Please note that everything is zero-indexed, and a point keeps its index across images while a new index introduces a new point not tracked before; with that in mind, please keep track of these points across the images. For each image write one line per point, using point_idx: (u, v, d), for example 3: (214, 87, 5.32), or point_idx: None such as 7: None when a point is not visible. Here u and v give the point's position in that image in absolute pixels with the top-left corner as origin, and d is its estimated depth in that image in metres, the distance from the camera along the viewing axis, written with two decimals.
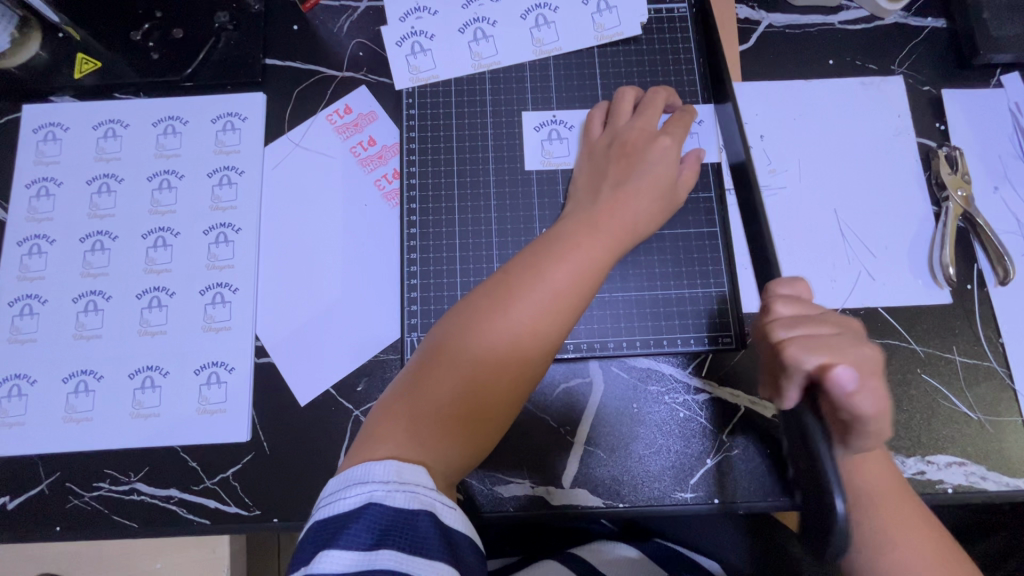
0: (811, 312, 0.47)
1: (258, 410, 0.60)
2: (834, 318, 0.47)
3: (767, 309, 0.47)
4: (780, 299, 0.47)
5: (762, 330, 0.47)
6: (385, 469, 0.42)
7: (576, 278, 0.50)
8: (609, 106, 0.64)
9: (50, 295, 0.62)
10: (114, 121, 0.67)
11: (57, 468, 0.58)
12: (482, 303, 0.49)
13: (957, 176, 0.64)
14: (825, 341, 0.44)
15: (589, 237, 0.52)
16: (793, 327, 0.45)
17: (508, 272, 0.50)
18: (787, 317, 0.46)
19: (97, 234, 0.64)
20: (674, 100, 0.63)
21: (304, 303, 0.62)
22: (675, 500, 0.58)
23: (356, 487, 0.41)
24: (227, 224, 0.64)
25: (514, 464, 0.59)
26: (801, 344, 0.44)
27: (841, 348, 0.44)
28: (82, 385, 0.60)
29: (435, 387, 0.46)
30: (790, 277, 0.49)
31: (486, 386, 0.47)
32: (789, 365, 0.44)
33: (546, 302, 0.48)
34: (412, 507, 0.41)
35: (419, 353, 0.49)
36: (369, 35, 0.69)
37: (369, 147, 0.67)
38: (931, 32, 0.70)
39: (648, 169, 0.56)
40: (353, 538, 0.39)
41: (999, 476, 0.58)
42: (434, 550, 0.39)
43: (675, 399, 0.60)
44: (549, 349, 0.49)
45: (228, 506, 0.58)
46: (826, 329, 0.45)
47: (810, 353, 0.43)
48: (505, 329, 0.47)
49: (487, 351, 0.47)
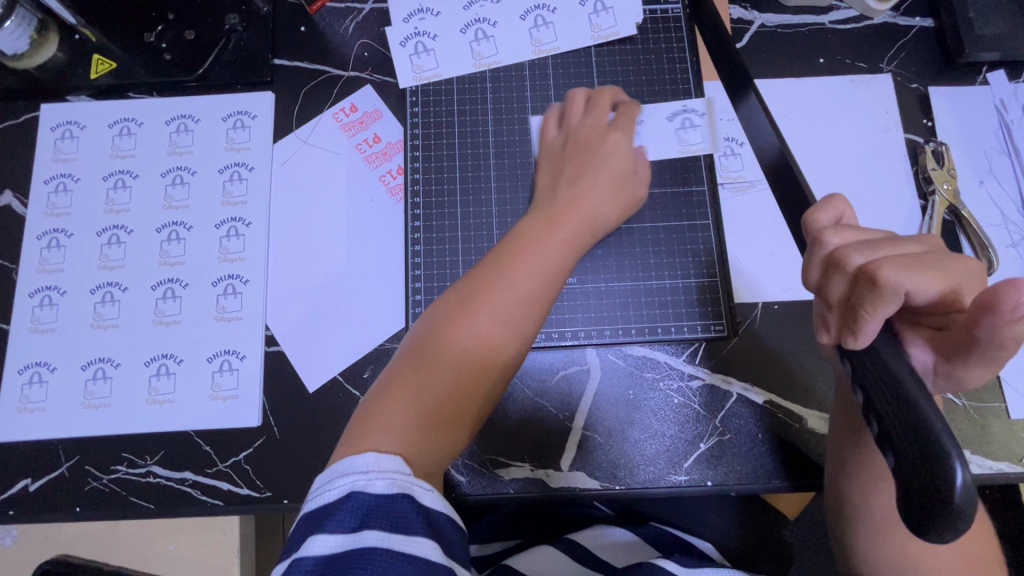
0: (868, 234, 0.45)
1: (269, 396, 0.62)
2: (902, 239, 0.43)
3: (820, 240, 0.45)
4: (832, 228, 0.45)
5: (830, 259, 0.44)
6: (366, 461, 0.43)
7: (538, 269, 0.53)
8: (561, 106, 0.66)
9: (68, 287, 0.65)
10: (129, 119, 0.70)
11: (76, 451, 0.61)
12: (449, 304, 0.51)
13: (943, 170, 0.66)
14: (920, 259, 0.41)
15: (551, 232, 0.55)
16: (873, 251, 0.42)
17: (472, 273, 0.53)
18: (853, 241, 0.44)
19: (113, 228, 0.66)
20: (622, 93, 0.66)
21: (312, 293, 0.65)
22: (669, 482, 0.60)
23: (339, 479, 0.43)
24: (237, 219, 0.67)
25: (514, 447, 0.61)
26: (894, 263, 0.40)
27: (942, 266, 0.41)
28: (100, 373, 0.62)
29: (409, 384, 0.48)
30: (825, 199, 0.47)
31: (458, 379, 0.49)
32: (886, 287, 0.39)
33: (509, 294, 0.51)
34: (392, 491, 0.42)
35: (397, 357, 0.51)
36: (374, 35, 0.71)
37: (374, 144, 0.69)
38: (919, 31, 0.72)
39: (602, 163, 0.60)
40: (339, 523, 0.41)
41: (983, 459, 0.60)
42: (415, 527, 0.41)
43: (670, 385, 0.62)
44: (519, 337, 0.51)
45: (240, 488, 0.60)
46: (910, 249, 0.42)
47: (907, 272, 0.40)
48: (475, 324, 0.50)
49: (459, 346, 0.49)
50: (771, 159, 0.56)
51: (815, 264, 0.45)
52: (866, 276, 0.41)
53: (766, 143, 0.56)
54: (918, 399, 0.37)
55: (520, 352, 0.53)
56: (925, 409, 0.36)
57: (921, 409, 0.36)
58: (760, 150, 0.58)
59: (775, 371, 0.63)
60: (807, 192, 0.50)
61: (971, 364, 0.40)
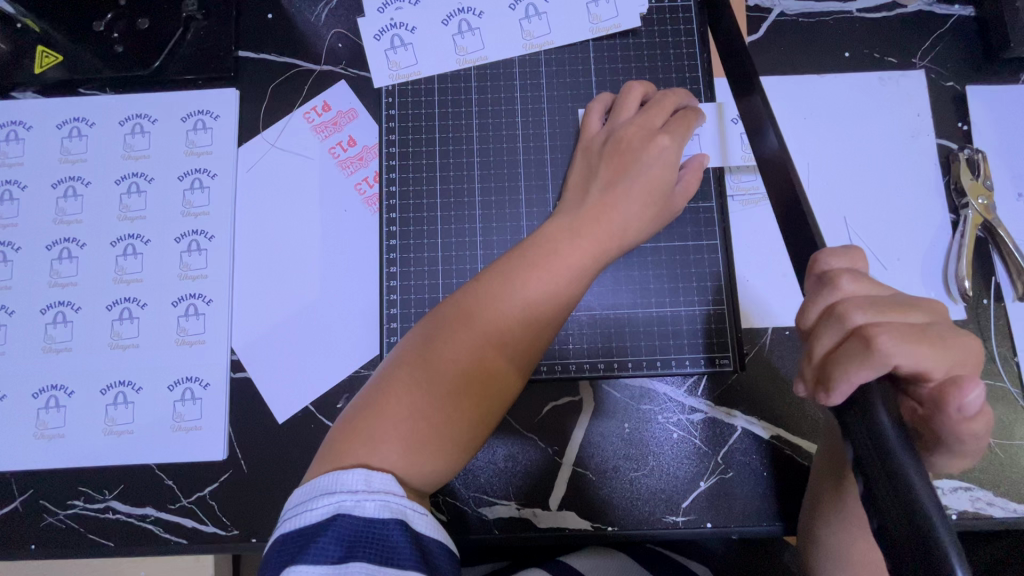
0: (886, 292, 0.38)
1: (235, 426, 0.58)
2: (918, 303, 0.37)
3: (834, 283, 0.38)
4: (843, 275, 0.38)
5: (829, 308, 0.37)
6: (355, 478, 0.39)
7: (552, 289, 0.46)
8: (612, 99, 0.59)
9: (17, 306, 0.60)
10: (79, 119, 0.63)
11: (30, 485, 0.57)
12: (454, 310, 0.46)
13: (978, 181, 0.60)
14: (923, 332, 0.34)
15: (572, 241, 0.48)
16: (876, 311, 0.36)
17: (481, 278, 0.48)
18: (862, 297, 0.37)
19: (64, 241, 0.61)
20: (688, 101, 0.58)
21: (279, 317, 0.60)
22: (666, 523, 0.55)
23: (323, 499, 0.38)
24: (199, 232, 0.61)
25: (500, 484, 0.57)
26: (893, 331, 0.34)
27: (945, 344, 0.34)
28: (53, 401, 0.58)
29: (400, 397, 0.43)
30: (844, 247, 0.40)
31: (456, 399, 0.43)
32: (871, 354, 0.34)
33: (520, 316, 0.45)
34: (383, 517, 0.38)
35: (393, 358, 0.46)
36: (348, 25, 0.64)
37: (348, 148, 0.63)
38: (957, 21, 0.65)
39: (644, 170, 0.52)
40: (322, 552, 0.36)
41: (1007, 502, 0.55)
42: (407, 560, 0.37)
43: (669, 419, 0.57)
44: (519, 365, 0.46)
45: (206, 525, 0.56)
46: (916, 317, 0.36)
47: (902, 343, 0.34)
48: (476, 339, 0.45)
49: (456, 365, 0.44)
50: (775, 172, 0.49)
51: (811, 309, 0.39)
52: (860, 336, 0.35)
53: (768, 154, 0.50)
54: (916, 481, 0.31)
55: (525, 377, 0.47)
56: (924, 496, 0.30)
57: (918, 493, 0.30)
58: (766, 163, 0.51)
59: (784, 405, 0.57)
60: (810, 217, 0.44)
61: (938, 450, 0.37)
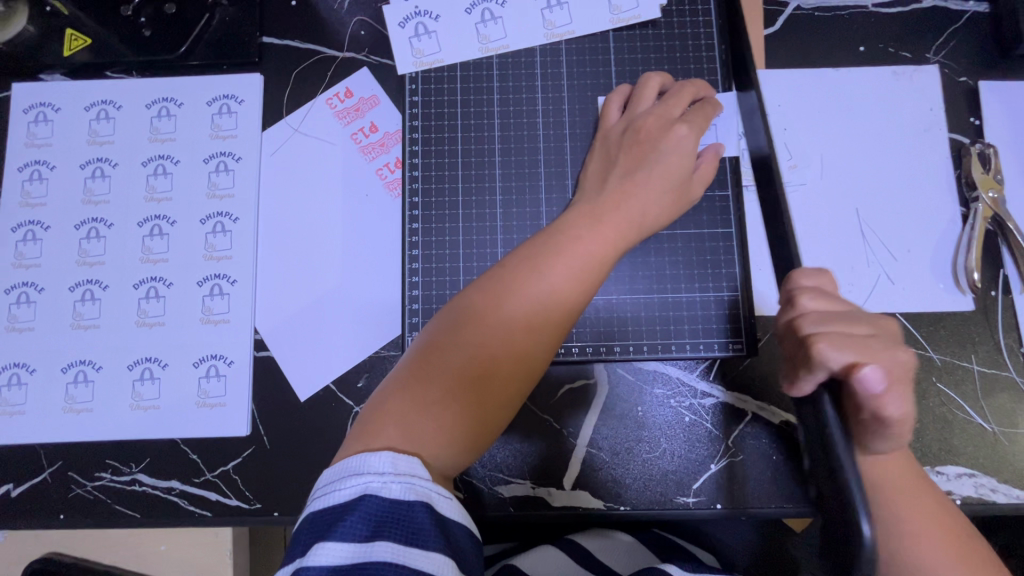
0: (844, 309, 0.44)
1: (257, 403, 0.59)
2: (869, 317, 0.44)
3: (795, 301, 0.44)
4: (806, 292, 0.44)
5: (789, 322, 0.44)
6: (382, 460, 0.40)
7: (574, 274, 0.47)
8: (631, 90, 0.61)
9: (46, 283, 0.61)
10: (106, 102, 0.65)
11: (59, 457, 0.58)
12: (480, 296, 0.47)
13: (988, 175, 0.61)
14: (858, 340, 0.41)
15: (593, 230, 0.50)
16: (825, 324, 0.42)
17: (506, 265, 0.48)
18: (818, 312, 0.43)
19: (93, 221, 0.62)
20: (706, 92, 0.59)
21: (302, 296, 0.61)
22: (676, 504, 0.57)
23: (352, 479, 0.40)
24: (224, 214, 0.62)
25: (515, 465, 0.58)
26: (832, 339, 0.41)
27: (869, 348, 0.41)
28: (82, 376, 0.60)
29: (430, 380, 0.44)
30: (816, 268, 0.46)
31: (484, 381, 0.45)
32: (817, 360, 0.40)
33: (544, 302, 0.46)
34: (408, 499, 0.39)
35: (419, 342, 0.47)
36: (370, 12, 0.65)
37: (370, 134, 0.64)
38: (971, 18, 0.66)
39: (662, 158, 0.53)
40: (349, 531, 0.38)
41: (1011, 488, 0.56)
42: (431, 542, 0.38)
43: (681, 403, 0.59)
44: (543, 349, 0.47)
45: (229, 499, 0.57)
46: (860, 330, 0.42)
47: (842, 350, 0.40)
48: (503, 323, 0.46)
49: (484, 350, 0.45)
50: (762, 163, 0.55)
51: (778, 323, 0.46)
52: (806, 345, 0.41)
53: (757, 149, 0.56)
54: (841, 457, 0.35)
55: (548, 360, 0.48)
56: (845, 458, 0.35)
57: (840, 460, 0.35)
58: (755, 152, 0.56)
59: None
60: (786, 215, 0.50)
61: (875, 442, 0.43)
